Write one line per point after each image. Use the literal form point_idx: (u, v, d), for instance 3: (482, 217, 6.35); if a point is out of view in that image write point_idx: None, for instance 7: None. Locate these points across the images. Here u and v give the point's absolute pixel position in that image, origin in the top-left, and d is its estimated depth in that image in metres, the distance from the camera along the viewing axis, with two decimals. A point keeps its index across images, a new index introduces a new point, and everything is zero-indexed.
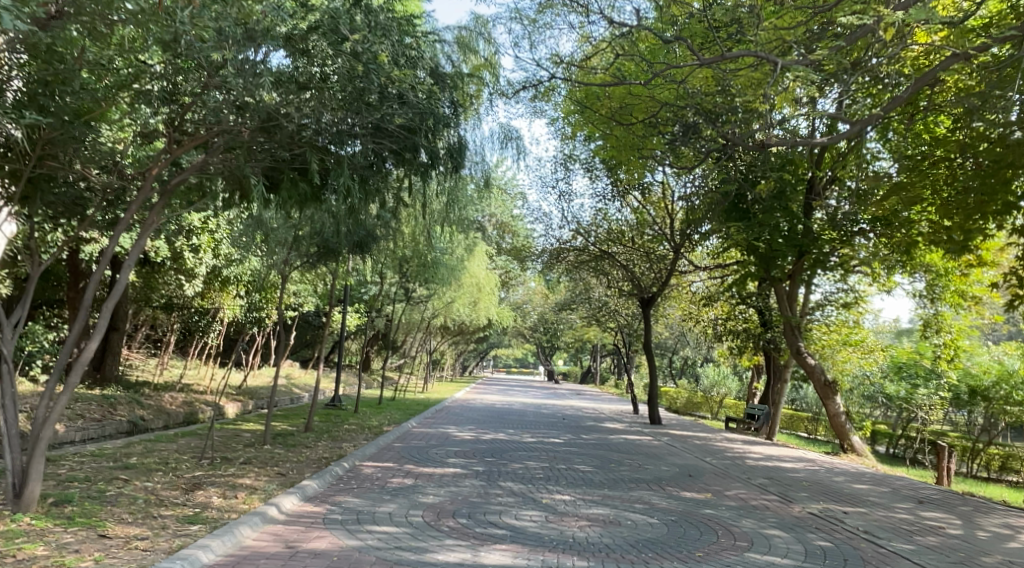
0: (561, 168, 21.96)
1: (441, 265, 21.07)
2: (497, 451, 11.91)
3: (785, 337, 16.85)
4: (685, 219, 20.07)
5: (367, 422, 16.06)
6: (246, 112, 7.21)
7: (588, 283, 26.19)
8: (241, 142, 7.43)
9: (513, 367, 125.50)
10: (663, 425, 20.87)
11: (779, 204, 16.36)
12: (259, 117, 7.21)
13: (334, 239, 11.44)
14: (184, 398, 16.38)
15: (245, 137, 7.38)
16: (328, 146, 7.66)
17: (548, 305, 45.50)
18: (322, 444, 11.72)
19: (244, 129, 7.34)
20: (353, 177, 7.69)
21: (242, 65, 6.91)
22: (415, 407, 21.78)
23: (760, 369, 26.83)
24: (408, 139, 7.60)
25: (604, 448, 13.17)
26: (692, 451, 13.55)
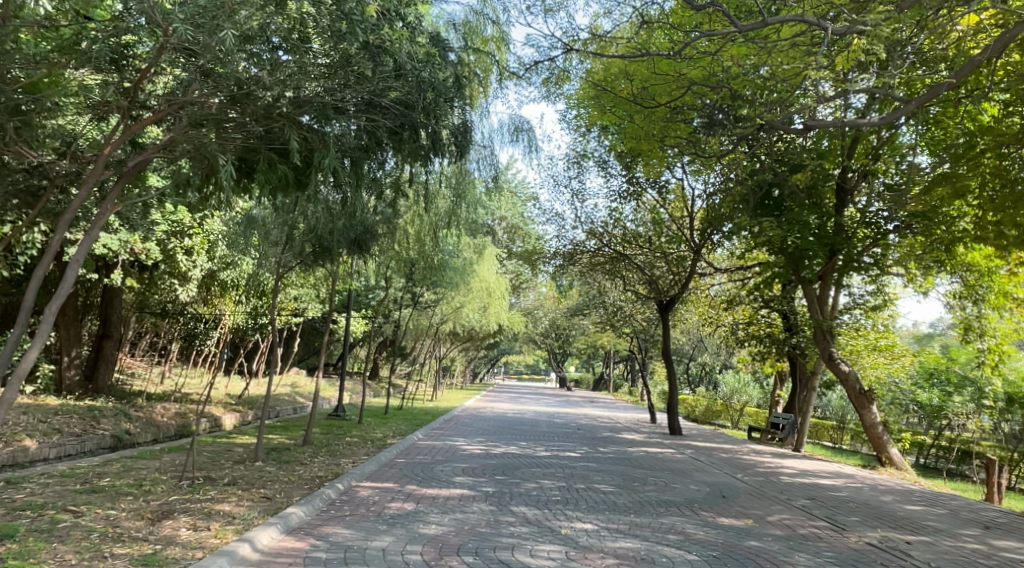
0: (573, 165, 21.00)
1: (450, 266, 20.14)
2: (509, 468, 10.91)
3: (816, 343, 15.80)
4: (706, 219, 19.06)
5: (371, 434, 15.11)
6: (213, 79, 6.60)
7: (602, 287, 25.22)
8: (209, 115, 6.81)
9: (524, 373, 124.37)
10: (684, 435, 19.81)
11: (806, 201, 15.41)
12: (228, 86, 6.55)
13: (331, 237, 10.62)
14: (178, 409, 15.50)
15: (213, 109, 6.78)
16: (311, 123, 6.88)
17: (559, 310, 44.57)
18: (319, 460, 10.76)
19: (210, 100, 6.73)
20: (345, 160, 6.98)
21: (196, 15, 5.97)
22: (423, 416, 20.82)
23: (783, 376, 25.70)
24: (404, 116, 6.94)
25: (625, 463, 12.18)
26: (720, 466, 12.52)
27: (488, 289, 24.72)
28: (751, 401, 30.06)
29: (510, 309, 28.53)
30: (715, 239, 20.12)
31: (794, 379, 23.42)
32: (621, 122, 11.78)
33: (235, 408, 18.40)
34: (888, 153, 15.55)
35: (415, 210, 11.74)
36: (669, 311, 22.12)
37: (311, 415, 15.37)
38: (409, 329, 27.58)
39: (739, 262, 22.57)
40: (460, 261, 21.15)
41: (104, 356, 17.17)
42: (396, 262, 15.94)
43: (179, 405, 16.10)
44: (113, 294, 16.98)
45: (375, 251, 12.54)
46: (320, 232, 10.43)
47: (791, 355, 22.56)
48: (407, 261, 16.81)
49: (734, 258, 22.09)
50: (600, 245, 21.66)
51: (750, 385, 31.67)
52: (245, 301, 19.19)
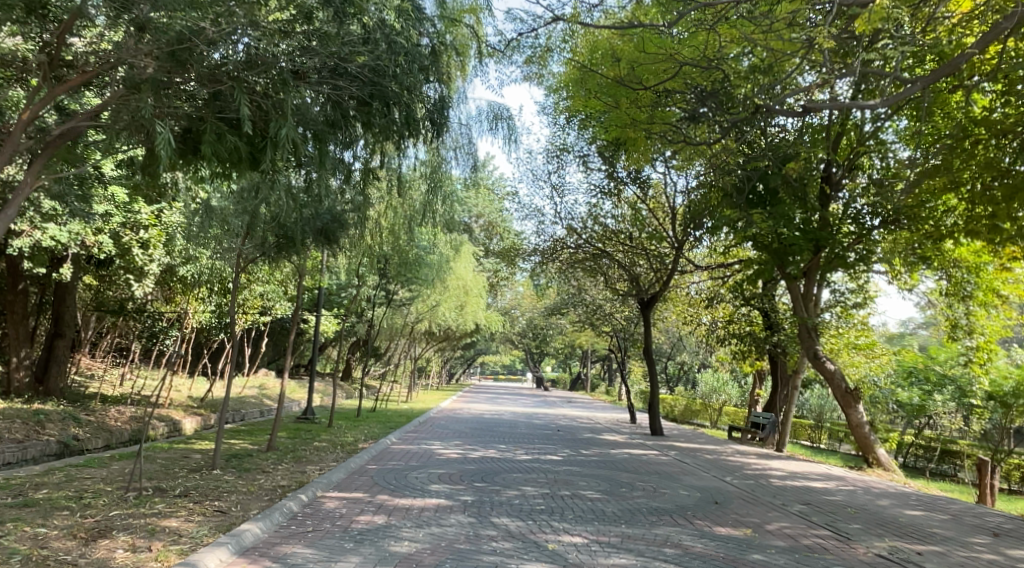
0: (552, 160, 20.44)
1: (425, 263, 19.49)
2: (487, 473, 10.28)
3: (801, 341, 15.27)
4: (688, 214, 18.63)
5: (341, 438, 14.36)
6: (148, 33, 6.09)
7: (581, 285, 24.73)
8: (146, 78, 6.20)
9: (499, 373, 123.70)
10: (665, 436, 19.31)
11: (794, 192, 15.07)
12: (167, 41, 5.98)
13: (297, 228, 10.00)
14: (134, 412, 14.65)
15: (150, 72, 6.16)
16: (267, 90, 6.45)
17: (537, 310, 44.04)
18: (282, 467, 10.02)
19: (147, 60, 6.15)
20: (306, 132, 6.57)
21: None
22: (396, 419, 20.09)
23: (762, 375, 25.37)
24: (374, 84, 6.61)
25: (609, 467, 11.58)
26: (708, 469, 11.96)
27: (464, 286, 24.06)
28: (732, 400, 29.70)
29: (486, 309, 27.89)
30: (699, 235, 19.67)
31: (775, 378, 23.05)
32: (605, 110, 11.34)
33: (197, 410, 17.54)
34: (868, 148, 15.37)
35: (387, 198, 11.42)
36: (649, 309, 21.65)
37: (277, 418, 14.61)
38: (382, 328, 26.80)
39: (720, 259, 22.16)
40: (434, 258, 20.49)
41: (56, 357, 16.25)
42: (369, 258, 15.27)
43: (136, 408, 15.25)
44: (66, 292, 16.03)
45: (345, 243, 11.83)
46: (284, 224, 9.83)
47: (772, 353, 22.20)
48: (381, 256, 16.12)
49: (715, 255, 21.69)
50: (580, 241, 21.13)
51: (730, 385, 31.31)
52: (211, 300, 18.37)
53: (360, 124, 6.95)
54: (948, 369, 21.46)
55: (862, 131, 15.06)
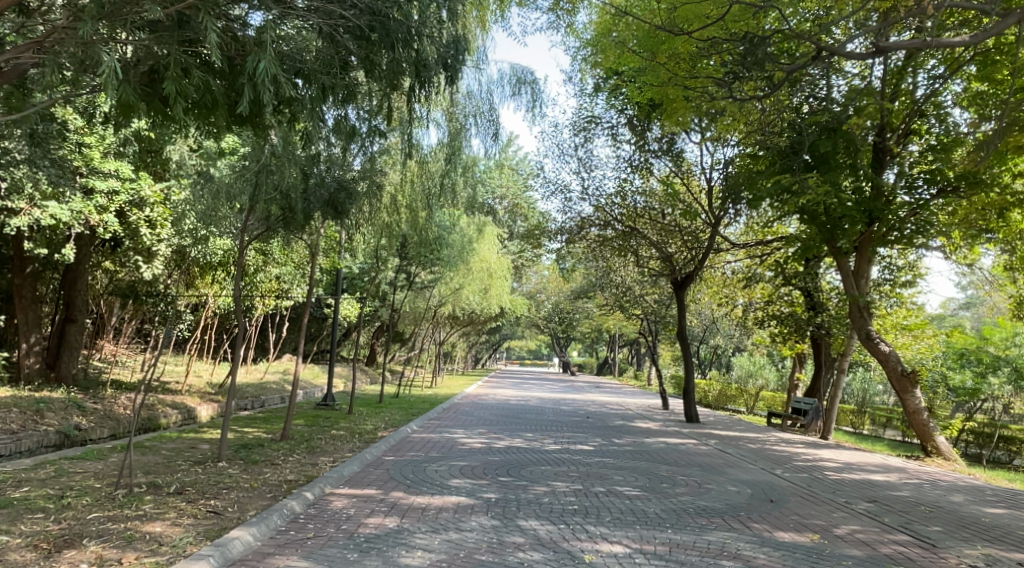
0: (579, 134, 19.45)
1: (446, 242, 18.66)
2: (514, 466, 9.42)
3: (850, 321, 14.23)
4: (726, 189, 17.60)
5: (359, 426, 13.60)
6: None
7: (610, 267, 23.81)
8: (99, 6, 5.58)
9: (527, 359, 122.73)
10: (701, 423, 18.34)
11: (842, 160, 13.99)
12: None
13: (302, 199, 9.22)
14: (145, 399, 14.02)
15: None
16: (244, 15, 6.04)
17: (564, 293, 43.15)
18: (292, 460, 9.24)
19: None
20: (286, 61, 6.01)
21: None
22: (419, 405, 19.32)
23: (802, 358, 24.24)
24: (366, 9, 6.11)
25: (646, 458, 10.67)
26: (754, 461, 10.99)
27: (488, 269, 23.25)
28: (769, 385, 28.56)
29: (512, 292, 27.05)
30: (737, 211, 18.60)
31: (817, 361, 21.95)
32: (644, 65, 10.61)
33: (214, 396, 16.92)
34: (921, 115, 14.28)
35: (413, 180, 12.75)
36: (685, 289, 20.62)
37: (293, 405, 13.90)
38: (405, 312, 26.05)
39: (758, 236, 21.08)
40: (455, 236, 19.70)
41: (68, 341, 15.64)
42: (388, 236, 14.52)
43: (149, 395, 14.62)
44: (76, 275, 15.38)
45: (358, 217, 11.05)
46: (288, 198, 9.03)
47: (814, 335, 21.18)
48: (399, 234, 15.30)
49: (754, 231, 20.72)
50: (611, 218, 20.12)
51: (766, 369, 30.13)
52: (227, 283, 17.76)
53: (360, 60, 6.33)
54: (1003, 350, 20.66)
55: (915, 96, 14.00)
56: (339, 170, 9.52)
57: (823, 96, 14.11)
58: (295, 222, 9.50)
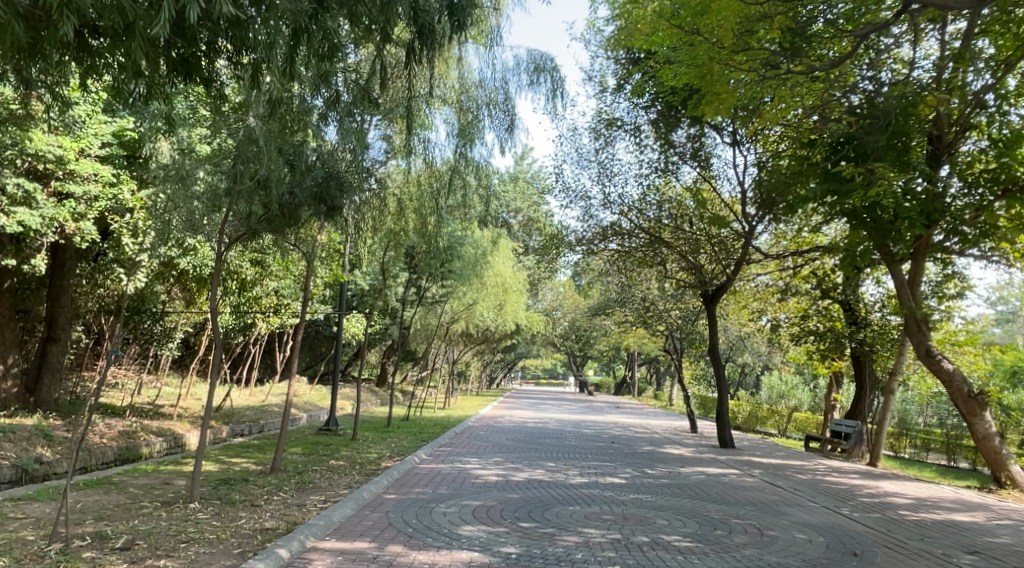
0: (598, 138, 18.21)
1: (458, 253, 17.46)
2: (538, 506, 8.09)
3: (910, 337, 12.79)
4: (763, 192, 16.29)
5: (362, 455, 12.28)
6: None
7: (632, 281, 22.50)
8: None
9: (542, 379, 120.73)
10: (737, 449, 16.93)
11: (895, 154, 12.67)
12: None
13: (287, 189, 8.31)
14: (126, 426, 12.61)
15: None
16: None
17: (580, 310, 41.81)
18: (277, 499, 7.93)
19: None
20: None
21: None
22: (430, 429, 17.97)
23: (838, 378, 22.77)
24: None
25: (687, 495, 9.30)
26: (811, 498, 9.58)
27: (503, 284, 22.04)
28: (801, 406, 27.00)
29: (527, 309, 25.76)
30: (772, 218, 17.29)
31: (858, 382, 20.51)
32: (690, 39, 9.54)
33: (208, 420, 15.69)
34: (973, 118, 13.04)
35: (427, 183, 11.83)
36: (715, 303, 19.25)
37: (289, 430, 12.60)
38: (417, 330, 24.80)
39: (791, 246, 19.73)
40: (467, 249, 18.53)
41: (45, 365, 14.36)
42: (396, 243, 13.36)
43: (133, 421, 13.35)
44: (59, 292, 14.14)
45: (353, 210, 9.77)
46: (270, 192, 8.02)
47: (854, 352, 19.85)
48: (408, 242, 14.14)
49: (789, 240, 19.39)
50: (635, 226, 18.74)
51: (797, 389, 28.58)
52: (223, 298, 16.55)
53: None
54: None
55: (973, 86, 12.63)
56: (329, 157, 8.62)
57: (863, 88, 12.86)
58: (281, 222, 8.51)
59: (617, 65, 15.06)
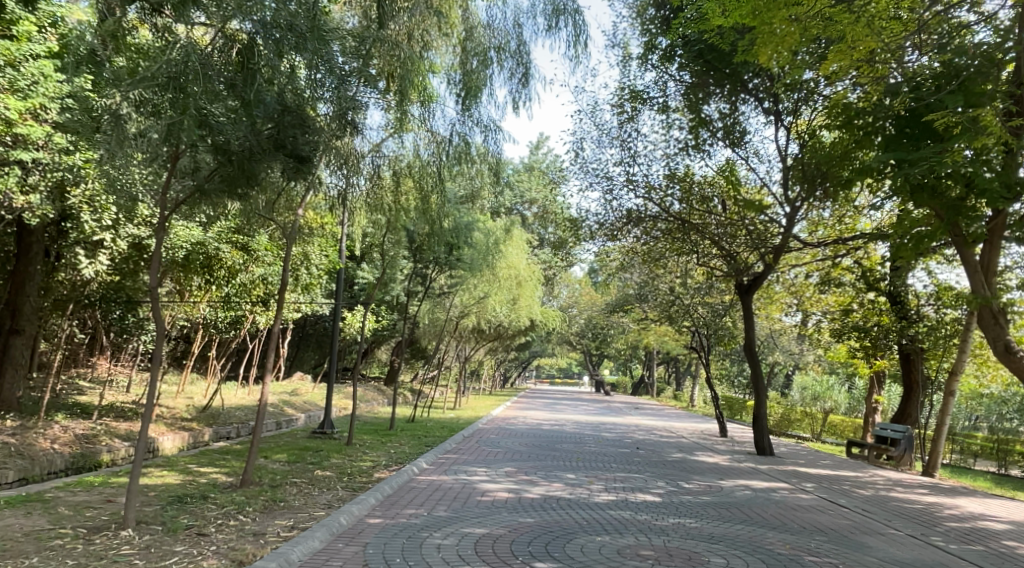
0: (620, 113, 16.57)
1: (468, 240, 15.96)
2: (560, 535, 6.53)
3: (986, 330, 11.23)
4: (807, 167, 14.78)
5: (356, 463, 10.78)
6: None
7: (656, 274, 20.93)
8: None
9: (558, 379, 118.84)
10: (775, 457, 15.35)
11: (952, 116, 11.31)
12: None
13: (243, 137, 7.20)
14: (89, 429, 11.07)
15: None
16: None
17: (597, 307, 40.15)
18: (233, 526, 6.37)
19: None
20: None
21: None
22: (436, 432, 16.45)
23: (881, 378, 21.09)
24: None
25: (739, 520, 7.68)
26: (889, 525, 7.94)
27: (516, 275, 20.59)
28: (836, 409, 25.30)
29: (543, 304, 24.23)
30: (815, 200, 15.64)
31: (905, 383, 18.86)
32: None
33: (190, 422, 14.17)
34: None
35: (430, 151, 10.41)
36: (751, 294, 17.74)
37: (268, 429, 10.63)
38: (426, 325, 23.28)
39: (833, 232, 18.12)
40: (478, 236, 17.03)
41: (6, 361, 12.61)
42: (398, 220, 11.89)
43: (99, 423, 11.81)
44: (25, 278, 12.38)
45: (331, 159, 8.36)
46: (220, 131, 7.03)
47: (903, 350, 18.19)
48: (410, 224, 12.66)
49: (830, 225, 17.86)
50: (663, 210, 17.05)
51: (832, 391, 26.79)
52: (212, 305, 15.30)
53: None
54: None
55: None
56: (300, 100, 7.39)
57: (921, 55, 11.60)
58: (237, 176, 7.41)
59: (645, 26, 13.61)
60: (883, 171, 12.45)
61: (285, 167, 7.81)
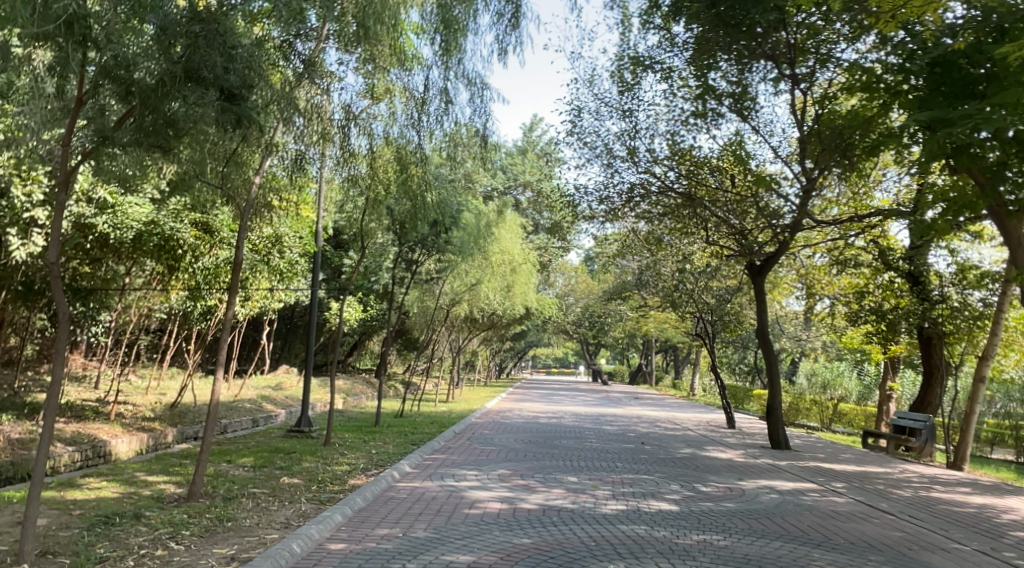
0: (619, 82, 15.35)
1: (456, 220, 14.71)
2: (563, 562, 5.33)
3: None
4: (823, 137, 13.67)
5: (330, 467, 9.58)
6: None
7: (658, 257, 19.74)
8: None
9: (554, 368, 117.82)
10: (791, 450, 14.21)
11: (986, 72, 10.32)
12: None
13: (151, 66, 6.06)
14: (29, 434, 9.78)
15: None
16: None
17: (595, 296, 39.01)
18: (158, 558, 5.16)
19: None
20: None
21: None
22: (426, 427, 15.29)
23: (895, 364, 20.00)
24: None
25: (774, 535, 6.50)
26: (949, 537, 6.77)
27: (511, 261, 19.50)
28: (847, 397, 24.24)
29: (539, 290, 23.07)
30: (831, 175, 14.41)
31: (924, 368, 17.76)
32: None
33: (152, 421, 12.84)
34: None
35: (411, 114, 9.30)
36: (764, 276, 16.70)
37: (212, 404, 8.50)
38: (416, 314, 22.06)
39: (846, 208, 17.03)
40: (467, 216, 15.81)
41: None
42: (376, 195, 10.67)
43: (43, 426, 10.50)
44: None
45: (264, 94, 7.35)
46: (121, 58, 5.84)
47: (923, 334, 17.12)
48: (390, 200, 11.45)
49: (842, 201, 16.74)
50: (668, 187, 15.75)
51: (842, 378, 25.71)
52: (181, 296, 14.13)
53: None
54: None
55: None
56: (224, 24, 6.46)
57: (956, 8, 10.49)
58: (154, 122, 6.15)
59: None
60: (913, 136, 11.36)
61: (219, 114, 6.50)
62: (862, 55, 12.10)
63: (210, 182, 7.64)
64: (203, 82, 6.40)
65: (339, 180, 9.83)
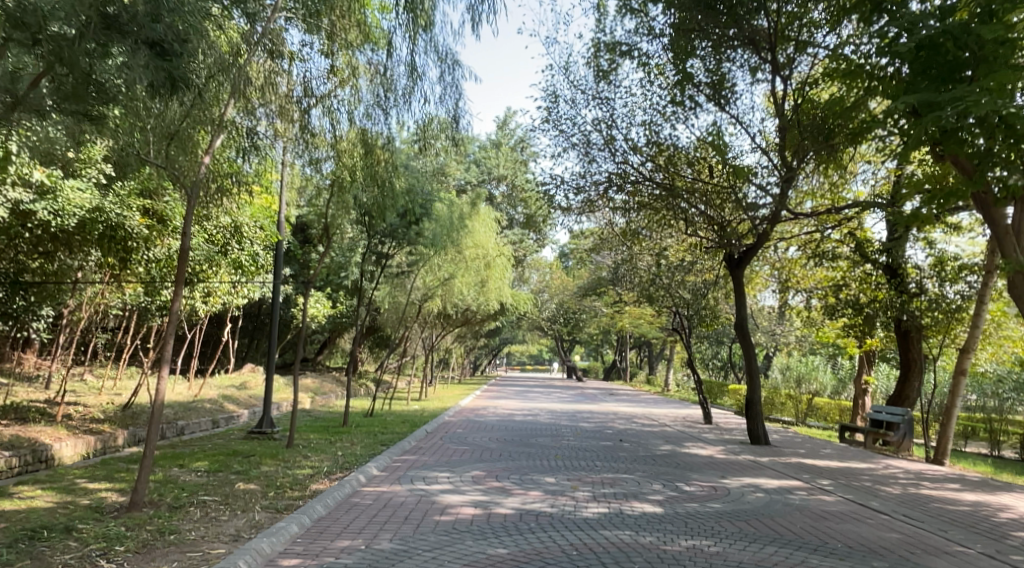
0: (596, 69, 14.86)
1: (427, 211, 14.13)
2: None
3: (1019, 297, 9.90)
4: (803, 124, 13.31)
5: (291, 471, 8.95)
6: None
7: (634, 251, 19.32)
8: None
9: (526, 365, 117.48)
10: (771, 447, 13.83)
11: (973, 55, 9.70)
12: None
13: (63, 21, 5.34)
14: None
15: None
16: None
17: (570, 292, 38.60)
18: None
19: None
20: None
21: None
22: (395, 427, 14.68)
23: (871, 357, 19.79)
24: None
25: (768, 539, 6.02)
26: (951, 538, 6.36)
27: (484, 255, 18.98)
28: (823, 391, 24.06)
29: (513, 285, 22.55)
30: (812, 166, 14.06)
31: (902, 361, 17.55)
32: None
33: (102, 423, 12.09)
34: None
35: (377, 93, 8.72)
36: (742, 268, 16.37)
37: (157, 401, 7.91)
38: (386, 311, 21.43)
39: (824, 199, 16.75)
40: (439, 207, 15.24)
41: None
42: (339, 180, 10.05)
43: None
44: None
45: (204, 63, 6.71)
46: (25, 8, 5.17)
47: (901, 327, 16.88)
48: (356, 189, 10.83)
49: (820, 192, 16.46)
50: (646, 177, 15.27)
51: (818, 372, 25.54)
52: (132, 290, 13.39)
53: None
54: None
55: None
56: None
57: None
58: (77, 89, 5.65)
59: None
60: (897, 123, 11.02)
61: (151, 75, 5.94)
62: (846, 41, 11.74)
63: (151, 161, 7.14)
64: (124, 31, 5.72)
65: (301, 164, 9.21)
